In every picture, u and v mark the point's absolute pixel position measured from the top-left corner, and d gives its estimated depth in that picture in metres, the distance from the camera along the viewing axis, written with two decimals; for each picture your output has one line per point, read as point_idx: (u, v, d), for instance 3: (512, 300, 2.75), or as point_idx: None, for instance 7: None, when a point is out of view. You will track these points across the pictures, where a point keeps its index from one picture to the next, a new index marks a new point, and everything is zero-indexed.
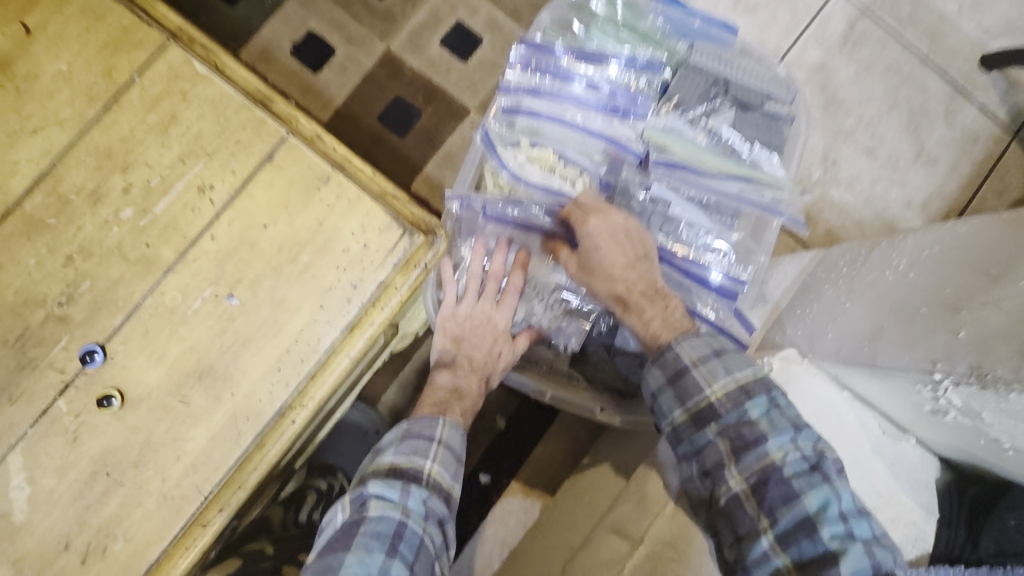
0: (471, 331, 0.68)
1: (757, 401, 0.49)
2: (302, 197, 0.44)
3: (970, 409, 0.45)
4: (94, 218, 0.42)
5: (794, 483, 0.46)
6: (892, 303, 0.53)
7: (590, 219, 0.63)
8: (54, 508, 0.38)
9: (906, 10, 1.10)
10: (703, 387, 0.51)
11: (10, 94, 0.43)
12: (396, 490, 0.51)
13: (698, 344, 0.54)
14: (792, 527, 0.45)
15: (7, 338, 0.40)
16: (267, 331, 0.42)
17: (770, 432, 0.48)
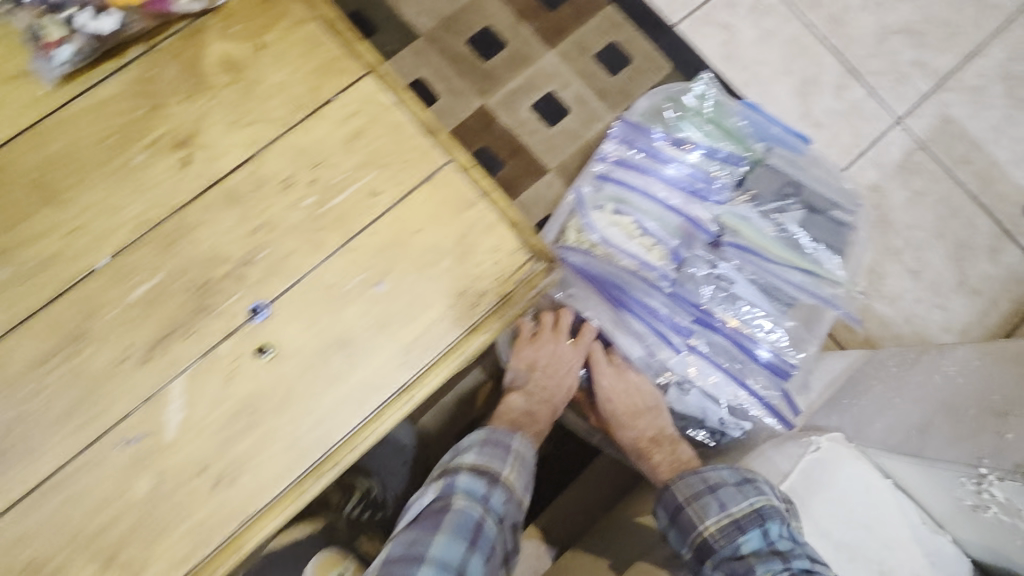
0: (544, 366, 0.76)
1: (747, 533, 0.58)
2: (450, 213, 0.51)
3: (1011, 505, 0.49)
4: (282, 200, 0.51)
5: None
6: (938, 400, 0.58)
7: (605, 366, 0.77)
8: (202, 435, 0.46)
9: (960, 153, 1.19)
10: (698, 523, 0.60)
11: (236, 92, 0.52)
12: (481, 486, 0.59)
13: (696, 481, 0.63)
14: None
15: (193, 284, 0.48)
16: (403, 319, 0.49)
17: (758, 562, 0.56)
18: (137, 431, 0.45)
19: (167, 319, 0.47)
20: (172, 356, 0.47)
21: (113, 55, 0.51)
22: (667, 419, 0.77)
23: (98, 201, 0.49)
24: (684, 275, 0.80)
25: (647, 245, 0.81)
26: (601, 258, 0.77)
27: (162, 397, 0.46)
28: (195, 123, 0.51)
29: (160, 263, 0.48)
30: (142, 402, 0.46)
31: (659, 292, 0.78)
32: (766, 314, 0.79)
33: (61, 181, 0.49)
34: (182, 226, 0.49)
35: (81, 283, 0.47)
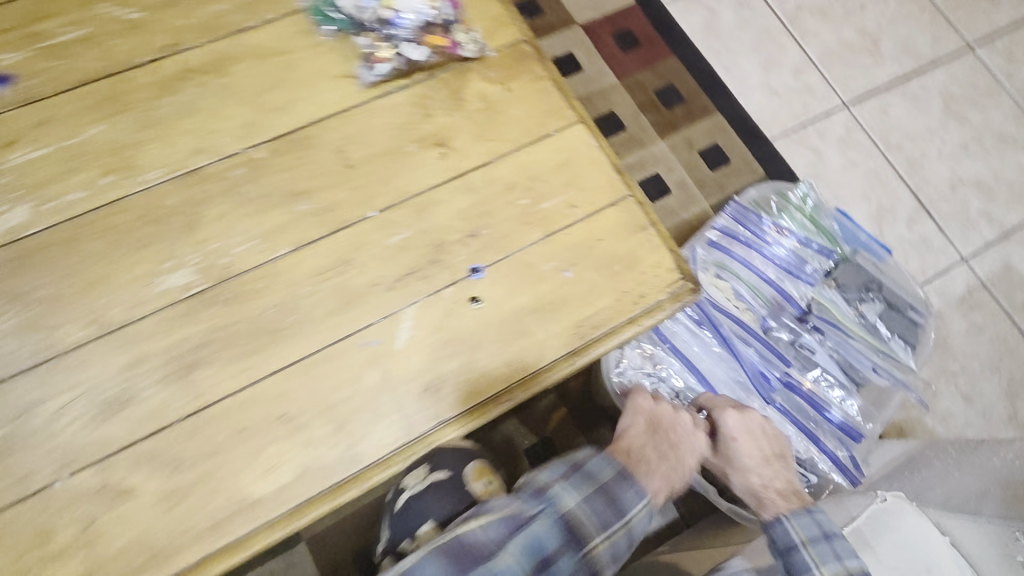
0: (665, 440, 0.65)
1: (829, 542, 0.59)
2: (626, 232, 0.67)
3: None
4: (503, 197, 0.67)
5: None
6: (997, 475, 0.69)
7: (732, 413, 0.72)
8: (420, 351, 0.60)
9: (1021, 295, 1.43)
10: (813, 568, 0.57)
11: (482, 115, 0.70)
12: (550, 550, 0.53)
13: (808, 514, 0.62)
14: None
15: (431, 242, 0.64)
16: (580, 301, 0.64)
17: None
18: (375, 337, 0.60)
19: (411, 262, 0.64)
20: (409, 290, 0.63)
21: (407, 75, 0.70)
22: (790, 473, 0.71)
23: (375, 171, 0.67)
24: (772, 338, 0.93)
25: (743, 307, 0.94)
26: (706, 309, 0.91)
27: (396, 316, 0.61)
28: (451, 131, 0.69)
29: (411, 223, 0.65)
30: (382, 317, 0.61)
31: (750, 347, 0.91)
32: (841, 385, 0.91)
33: (353, 152, 0.67)
34: (432, 199, 0.66)
35: (356, 224, 0.64)
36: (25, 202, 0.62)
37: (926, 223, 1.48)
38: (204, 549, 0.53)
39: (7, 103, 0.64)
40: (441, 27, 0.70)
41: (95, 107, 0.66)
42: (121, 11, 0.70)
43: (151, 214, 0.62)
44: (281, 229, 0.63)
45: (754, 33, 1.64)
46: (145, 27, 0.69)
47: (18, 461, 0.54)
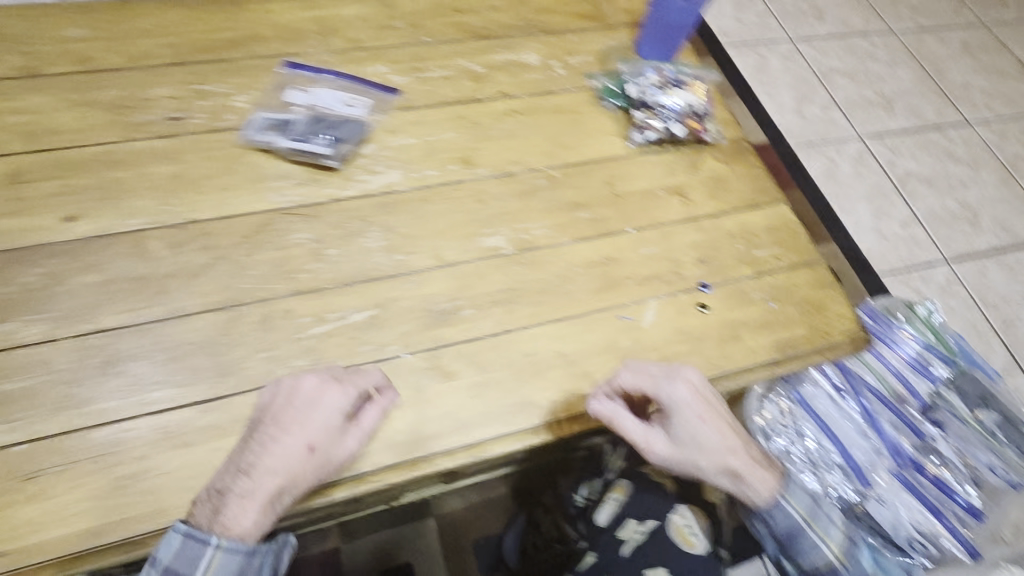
0: (281, 416, 0.63)
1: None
2: (817, 287, 0.87)
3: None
4: (726, 240, 0.89)
5: None
6: None
7: (653, 368, 0.72)
8: (661, 332, 0.79)
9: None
10: None
11: (713, 182, 0.94)
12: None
13: (827, 527, 0.79)
14: None
15: (672, 259, 0.86)
16: (780, 327, 0.83)
17: None
18: (628, 313, 0.80)
19: (657, 269, 0.84)
20: (655, 288, 0.83)
21: (667, 145, 0.96)
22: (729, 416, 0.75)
23: (634, 202, 0.90)
24: (906, 423, 1.05)
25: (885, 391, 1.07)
26: (849, 382, 1.05)
27: (645, 303, 0.81)
28: (690, 188, 0.93)
29: (659, 243, 0.87)
30: (634, 301, 0.81)
31: (886, 427, 1.04)
32: (964, 477, 1.03)
33: (620, 186, 0.91)
34: (674, 230, 0.88)
35: (620, 234, 0.86)
36: (398, 168, 0.86)
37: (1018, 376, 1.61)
38: (499, 431, 0.70)
39: (395, 104, 0.92)
40: (697, 117, 0.96)
41: (450, 120, 0.93)
42: (470, 62, 0.99)
43: (479, 195, 0.86)
44: (567, 225, 0.86)
45: (867, 186, 1.91)
46: (486, 76, 0.98)
47: (376, 337, 0.73)
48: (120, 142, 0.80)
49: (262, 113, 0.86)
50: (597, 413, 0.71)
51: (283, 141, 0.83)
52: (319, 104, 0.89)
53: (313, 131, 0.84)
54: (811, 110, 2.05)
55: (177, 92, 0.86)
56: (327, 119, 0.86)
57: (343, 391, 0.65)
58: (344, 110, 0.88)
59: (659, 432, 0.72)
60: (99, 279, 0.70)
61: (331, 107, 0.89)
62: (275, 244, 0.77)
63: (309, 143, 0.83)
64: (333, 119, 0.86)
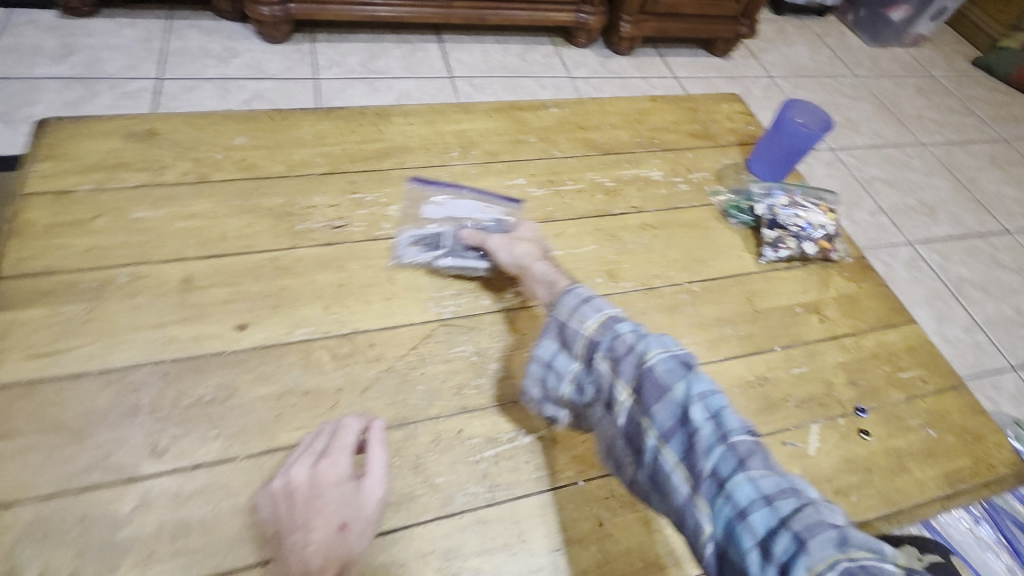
0: (294, 519, 0.58)
1: (663, 411, 0.55)
2: (967, 413, 0.86)
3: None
4: (870, 361, 0.89)
5: (679, 444, 0.53)
6: None
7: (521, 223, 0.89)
8: (829, 459, 0.77)
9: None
10: (580, 329, 0.64)
11: (845, 301, 0.96)
12: None
13: (589, 312, 0.65)
14: (667, 426, 0.54)
15: (823, 379, 0.85)
16: (941, 456, 0.81)
17: (700, 436, 0.52)
18: (793, 439, 0.78)
19: (811, 390, 0.83)
20: (813, 410, 0.81)
21: (797, 263, 0.99)
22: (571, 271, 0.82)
23: (775, 320, 0.90)
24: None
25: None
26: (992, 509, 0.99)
27: (807, 428, 0.79)
28: (825, 306, 0.94)
29: (807, 362, 0.86)
30: (797, 425, 0.79)
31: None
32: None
33: (759, 303, 0.92)
34: (820, 349, 0.88)
35: (770, 352, 0.86)
36: None
37: None
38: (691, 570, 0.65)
39: (537, 217, 0.96)
40: (826, 238, 1.01)
41: (590, 234, 0.96)
42: (599, 178, 1.05)
43: (628, 309, 0.87)
44: (717, 342, 0.86)
45: (925, 292, 1.95)
46: (615, 192, 1.03)
47: (549, 460, 0.70)
48: (287, 249, 0.81)
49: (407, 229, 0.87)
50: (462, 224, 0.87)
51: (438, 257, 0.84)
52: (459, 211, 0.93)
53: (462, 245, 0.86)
54: (860, 216, 2.13)
55: (336, 201, 0.89)
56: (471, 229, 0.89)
57: (335, 457, 0.61)
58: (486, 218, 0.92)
59: (516, 247, 0.82)
60: (272, 391, 0.68)
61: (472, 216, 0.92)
62: (441, 356, 0.75)
63: (466, 254, 0.85)
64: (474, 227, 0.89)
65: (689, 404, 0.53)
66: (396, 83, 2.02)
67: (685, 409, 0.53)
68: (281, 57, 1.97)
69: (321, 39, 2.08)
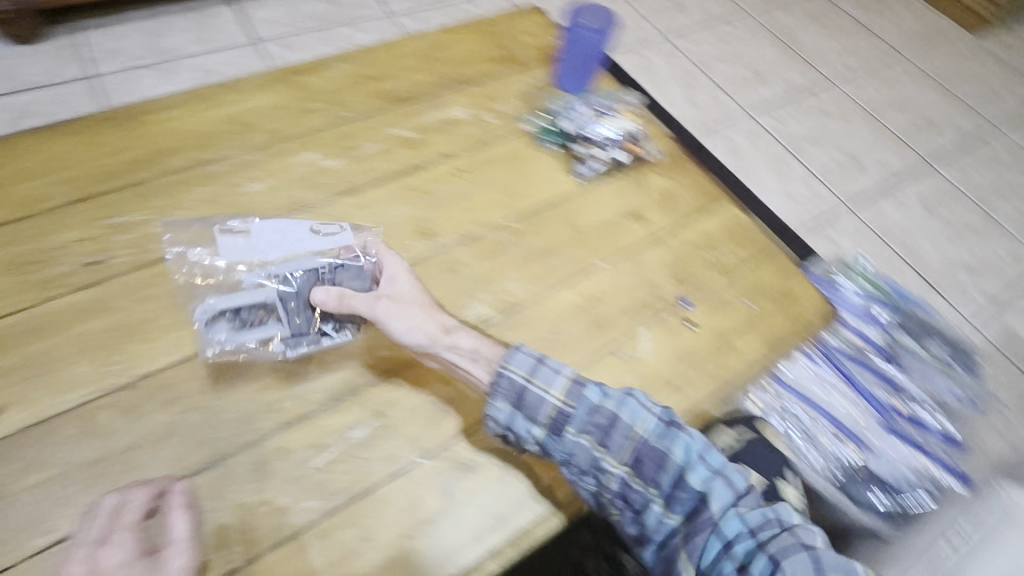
0: None
1: (689, 483, 0.65)
2: (782, 277, 0.92)
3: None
4: (692, 252, 0.92)
5: (667, 491, 0.65)
6: None
7: (387, 258, 0.75)
8: (662, 359, 0.80)
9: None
10: (546, 395, 0.67)
11: (664, 199, 0.97)
12: None
13: (551, 376, 0.67)
14: (670, 488, 0.65)
15: (650, 283, 0.87)
16: (762, 325, 0.87)
17: (711, 497, 0.64)
18: (627, 349, 0.80)
19: (639, 296, 0.85)
20: (643, 317, 0.83)
21: (614, 172, 0.99)
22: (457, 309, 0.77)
23: (599, 236, 0.91)
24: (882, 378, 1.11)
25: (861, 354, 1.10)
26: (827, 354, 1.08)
27: (640, 335, 0.82)
28: (646, 210, 0.96)
29: (633, 270, 0.88)
30: (629, 335, 0.81)
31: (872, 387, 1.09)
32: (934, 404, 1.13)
33: (581, 224, 0.92)
34: (644, 254, 0.90)
35: (596, 270, 0.87)
36: None
37: (933, 298, 1.81)
38: (545, 504, 0.68)
39: (337, 192, 0.89)
40: (635, 140, 1.00)
41: (399, 194, 0.90)
42: (402, 131, 0.98)
43: (450, 266, 0.84)
44: (544, 274, 0.85)
45: (767, 159, 2.07)
46: (422, 142, 0.97)
47: (387, 446, 0.67)
48: (37, 306, 0.70)
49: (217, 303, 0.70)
50: (316, 295, 0.70)
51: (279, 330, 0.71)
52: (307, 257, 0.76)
53: (313, 306, 0.72)
54: (702, 98, 2.19)
55: (91, 233, 0.77)
56: (315, 276, 0.72)
57: (118, 540, 0.56)
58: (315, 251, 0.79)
59: (423, 325, 0.71)
60: (52, 474, 0.61)
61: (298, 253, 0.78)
62: (249, 375, 0.70)
63: (316, 318, 0.72)
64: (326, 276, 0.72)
65: (689, 469, 0.65)
66: (193, 60, 1.77)
67: (683, 472, 0.65)
68: (41, 57, 1.65)
69: (87, 24, 1.76)
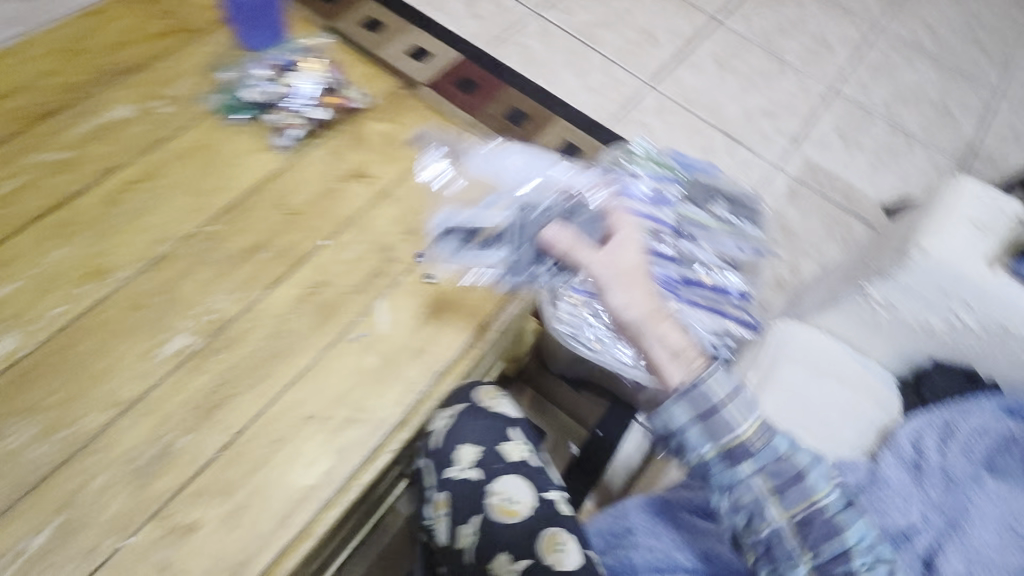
0: None
1: (850, 560, 0.56)
2: (524, 194, 0.87)
3: (947, 308, 0.76)
4: (425, 198, 0.84)
5: (836, 526, 0.57)
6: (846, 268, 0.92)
7: (625, 230, 0.74)
8: (402, 327, 0.73)
9: (831, 183, 1.82)
10: (736, 425, 0.59)
11: (387, 146, 0.88)
12: None
13: (745, 410, 0.59)
14: (827, 559, 0.56)
15: (381, 247, 0.79)
16: (510, 253, 0.82)
17: (849, 529, 0.56)
18: (361, 329, 0.72)
19: (370, 265, 0.77)
20: (376, 287, 0.76)
21: (321, 132, 0.86)
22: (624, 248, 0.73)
23: (316, 210, 0.81)
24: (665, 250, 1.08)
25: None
26: None
27: (375, 309, 0.74)
28: (367, 165, 0.86)
29: (359, 238, 0.79)
30: (363, 313, 0.74)
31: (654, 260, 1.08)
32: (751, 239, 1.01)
33: (294, 203, 0.81)
34: (371, 216, 0.82)
35: (317, 251, 0.77)
36: (12, 329, 0.67)
37: (742, 148, 1.84)
38: (277, 546, 0.60)
39: None
40: (334, 92, 0.88)
41: (51, 235, 0.73)
42: (43, 152, 0.79)
43: (135, 301, 0.71)
44: (254, 274, 0.74)
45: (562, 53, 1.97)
46: (72, 159, 0.79)
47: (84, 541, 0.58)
48: None
49: (479, 167, 0.89)
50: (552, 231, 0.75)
51: (494, 265, 0.79)
52: (550, 182, 0.87)
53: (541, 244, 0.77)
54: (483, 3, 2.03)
55: None
56: (545, 219, 0.80)
57: None
58: (557, 183, 0.86)
59: (628, 289, 0.67)
60: None
61: (528, 195, 0.84)
62: None
63: (538, 261, 0.78)
64: (546, 206, 0.82)
65: (851, 530, 0.56)
66: None
67: (846, 552, 0.56)
68: None
69: None
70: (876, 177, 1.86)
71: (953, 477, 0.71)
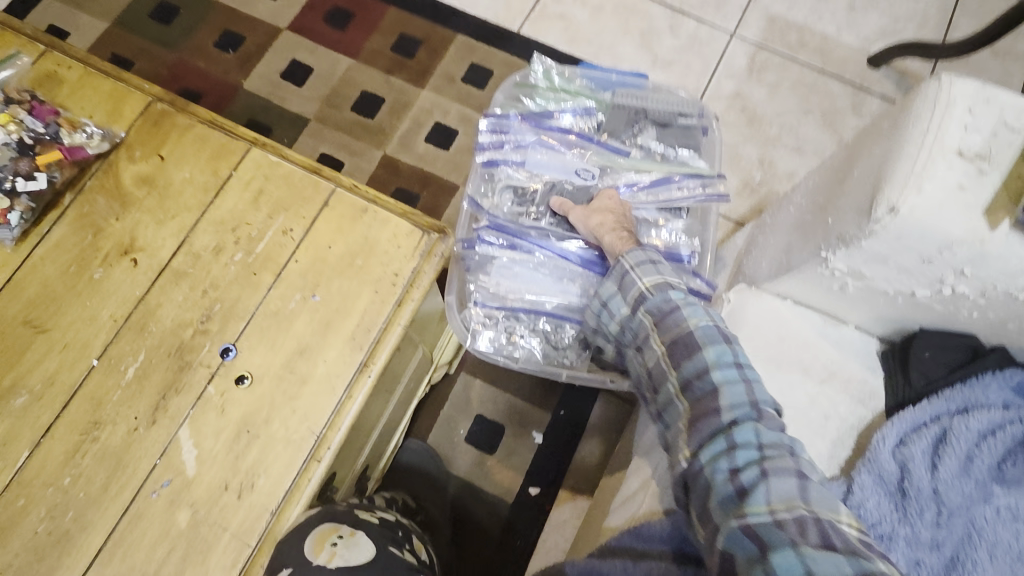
0: None
1: (707, 377, 0.53)
2: (351, 222, 0.64)
3: (935, 277, 0.55)
4: (218, 263, 0.62)
5: (699, 339, 0.54)
6: (809, 212, 0.68)
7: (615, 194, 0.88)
8: (215, 462, 0.56)
9: (801, 40, 1.47)
10: (636, 282, 0.62)
11: (155, 199, 0.65)
12: None
13: (650, 273, 0.62)
14: (691, 374, 0.53)
15: (171, 350, 0.59)
16: (341, 317, 0.61)
17: (706, 343, 0.54)
18: (164, 476, 0.55)
19: (157, 381, 0.58)
20: (173, 411, 0.57)
21: (52, 202, 0.63)
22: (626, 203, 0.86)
23: (77, 317, 0.60)
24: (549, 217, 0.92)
25: (517, 196, 0.94)
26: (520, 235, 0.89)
27: (175, 444, 0.56)
28: (133, 234, 0.63)
29: (140, 345, 0.59)
30: (159, 455, 0.56)
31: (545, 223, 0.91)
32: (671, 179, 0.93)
33: (46, 315, 0.60)
34: (150, 309, 0.61)
35: (85, 378, 0.58)
36: None
37: (686, 20, 1.49)
38: None
39: None
40: (55, 143, 0.64)
41: None
42: None
43: None
44: (12, 430, 0.56)
45: None
46: None
47: None
48: None
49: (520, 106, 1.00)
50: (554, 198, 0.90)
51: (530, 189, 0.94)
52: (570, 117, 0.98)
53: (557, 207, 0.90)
54: None
55: None
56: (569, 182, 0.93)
57: None
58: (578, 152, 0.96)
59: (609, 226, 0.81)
60: None
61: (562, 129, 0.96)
62: None
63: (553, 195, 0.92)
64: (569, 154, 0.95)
65: (713, 347, 0.54)
66: None
67: (704, 369, 0.53)
68: None
69: None
70: (859, 18, 1.49)
71: (947, 505, 0.54)
